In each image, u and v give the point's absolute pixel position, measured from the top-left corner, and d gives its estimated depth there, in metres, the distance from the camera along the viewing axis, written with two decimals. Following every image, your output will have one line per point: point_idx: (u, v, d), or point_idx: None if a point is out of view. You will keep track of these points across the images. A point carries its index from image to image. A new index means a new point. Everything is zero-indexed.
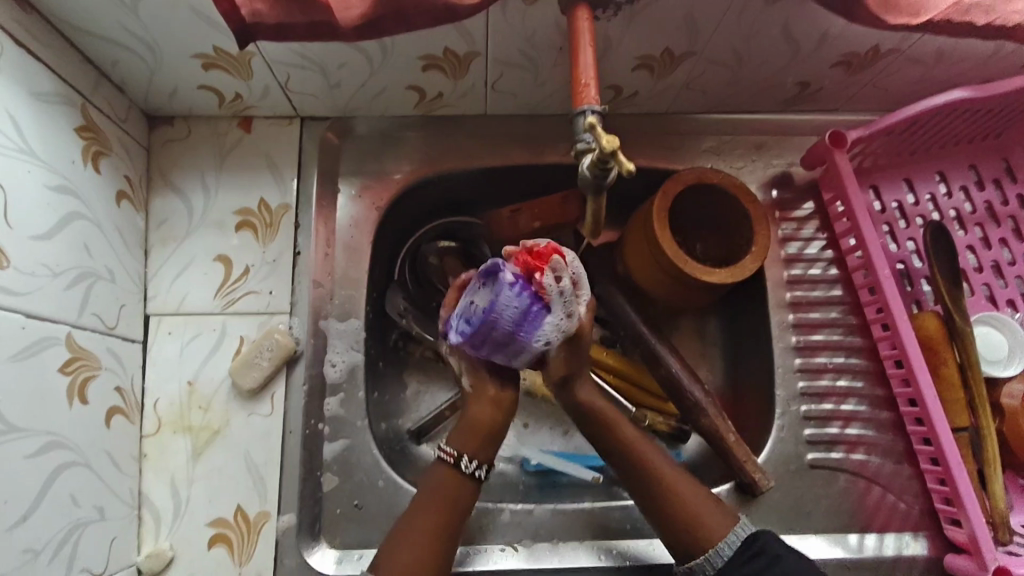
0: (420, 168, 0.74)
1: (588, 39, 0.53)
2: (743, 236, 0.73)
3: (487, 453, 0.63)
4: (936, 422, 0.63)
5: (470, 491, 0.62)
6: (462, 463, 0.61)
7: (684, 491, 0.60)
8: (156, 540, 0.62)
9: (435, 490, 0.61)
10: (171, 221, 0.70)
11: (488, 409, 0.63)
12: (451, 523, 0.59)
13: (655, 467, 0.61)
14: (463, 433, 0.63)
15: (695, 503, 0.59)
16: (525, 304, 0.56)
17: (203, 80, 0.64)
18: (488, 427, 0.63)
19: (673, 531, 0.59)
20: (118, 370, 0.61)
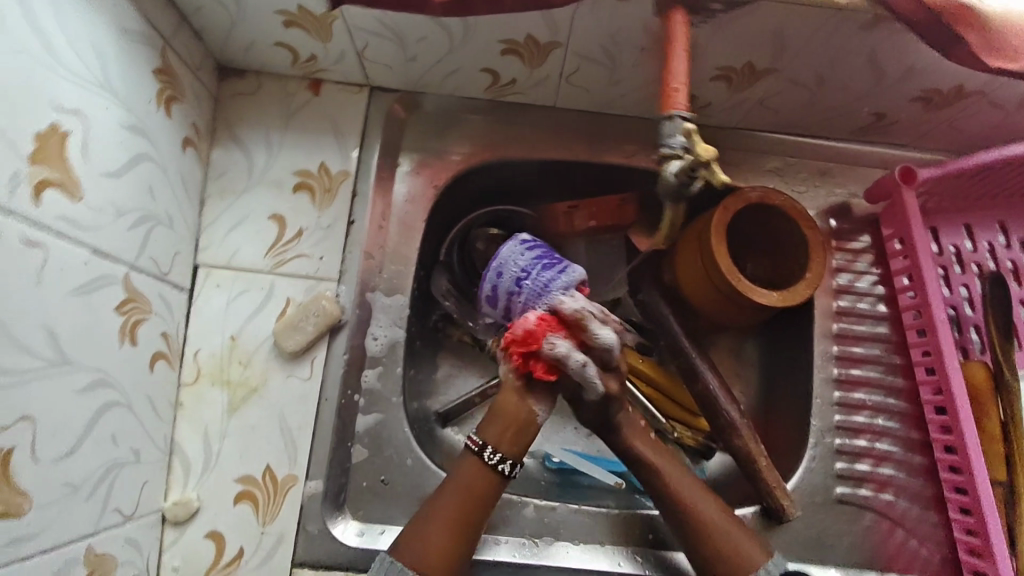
0: (482, 152, 0.74)
1: (683, 45, 0.52)
2: (797, 261, 0.72)
3: (514, 448, 0.59)
4: (977, 472, 0.62)
5: (497, 486, 0.59)
6: (486, 452, 0.59)
7: (719, 520, 0.60)
8: (183, 490, 0.62)
9: (464, 480, 0.59)
10: (230, 175, 0.69)
11: (520, 402, 0.59)
12: (476, 516, 0.58)
13: (688, 496, 0.61)
14: (493, 426, 0.59)
15: (731, 534, 0.59)
16: (530, 258, 0.67)
17: (281, 36, 0.63)
18: (520, 421, 0.59)
19: (706, 561, 0.59)
20: (166, 317, 0.60)
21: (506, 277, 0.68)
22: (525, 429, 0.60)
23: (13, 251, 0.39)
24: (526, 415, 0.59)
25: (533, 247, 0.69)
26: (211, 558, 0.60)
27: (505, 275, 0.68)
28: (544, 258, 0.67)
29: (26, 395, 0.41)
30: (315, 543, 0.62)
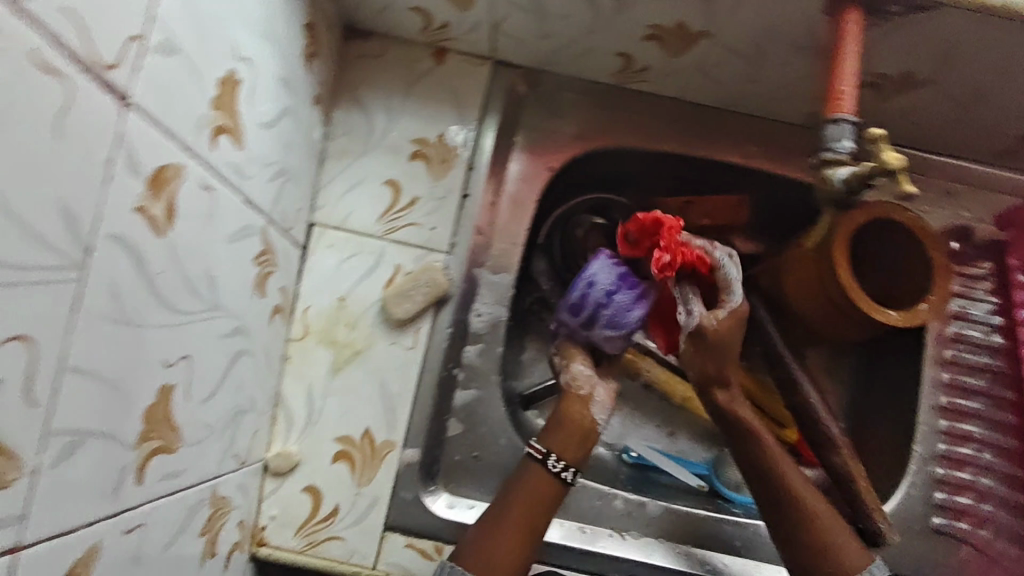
0: (601, 138, 0.72)
1: (855, 43, 0.49)
2: (915, 280, 0.69)
3: (575, 456, 0.63)
4: None
5: (559, 492, 0.61)
6: (549, 461, 0.61)
7: (825, 516, 0.56)
8: (285, 442, 0.63)
9: (527, 486, 0.60)
10: (351, 137, 0.69)
11: (585, 410, 0.64)
12: (541, 521, 0.59)
13: (796, 488, 0.58)
14: (559, 433, 0.63)
15: (838, 532, 0.56)
16: (622, 272, 0.67)
17: (420, 2, 0.62)
18: (584, 431, 0.63)
19: (805, 557, 0.56)
20: (287, 272, 0.61)
21: (596, 290, 0.66)
22: (585, 440, 0.64)
23: (190, 192, 0.39)
24: (589, 425, 0.64)
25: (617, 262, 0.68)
26: (308, 511, 0.62)
27: (596, 288, 0.66)
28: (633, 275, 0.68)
29: (189, 337, 0.41)
30: (408, 509, 0.63)
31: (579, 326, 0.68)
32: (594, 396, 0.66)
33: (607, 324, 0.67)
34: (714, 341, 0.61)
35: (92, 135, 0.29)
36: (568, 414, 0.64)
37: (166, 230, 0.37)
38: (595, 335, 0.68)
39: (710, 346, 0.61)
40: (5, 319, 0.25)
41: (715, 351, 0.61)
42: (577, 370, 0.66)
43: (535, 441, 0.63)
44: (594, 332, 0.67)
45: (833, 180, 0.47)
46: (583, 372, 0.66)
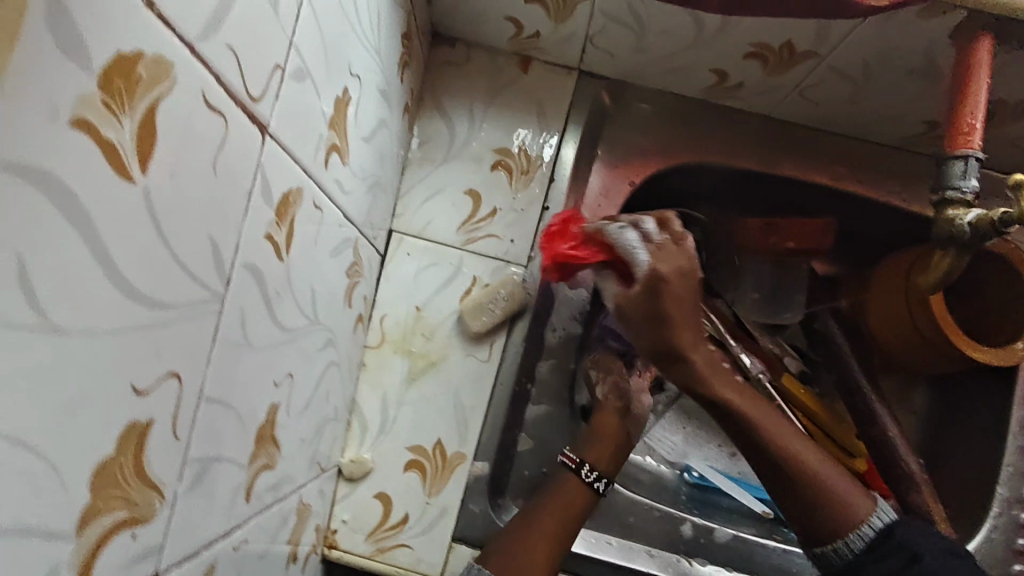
0: (684, 153, 0.70)
1: (986, 73, 0.48)
2: (1008, 316, 0.66)
3: (609, 467, 0.63)
4: None
5: (590, 502, 0.60)
6: (583, 470, 0.61)
7: (821, 468, 0.53)
8: (358, 448, 0.63)
9: (562, 494, 0.59)
10: (433, 145, 0.68)
11: (616, 424, 0.64)
12: (573, 525, 0.58)
13: (783, 440, 0.54)
14: (594, 444, 0.63)
15: (835, 485, 0.53)
16: None
17: (516, 11, 0.61)
18: (618, 443, 0.64)
19: (806, 514, 0.53)
20: (369, 281, 0.61)
21: None
22: (618, 454, 0.64)
23: (305, 214, 0.39)
24: (623, 438, 0.64)
25: None
26: (378, 517, 0.62)
27: None
28: None
29: (293, 354, 0.42)
30: (476, 522, 0.63)
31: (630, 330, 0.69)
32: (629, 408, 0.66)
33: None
34: (644, 319, 0.55)
35: (236, 165, 0.28)
36: (602, 427, 0.64)
37: (285, 255, 0.37)
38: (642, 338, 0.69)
39: (644, 321, 0.55)
40: (162, 360, 0.26)
41: (655, 328, 0.55)
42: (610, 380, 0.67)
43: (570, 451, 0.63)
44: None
45: (961, 224, 0.45)
46: (616, 388, 0.67)
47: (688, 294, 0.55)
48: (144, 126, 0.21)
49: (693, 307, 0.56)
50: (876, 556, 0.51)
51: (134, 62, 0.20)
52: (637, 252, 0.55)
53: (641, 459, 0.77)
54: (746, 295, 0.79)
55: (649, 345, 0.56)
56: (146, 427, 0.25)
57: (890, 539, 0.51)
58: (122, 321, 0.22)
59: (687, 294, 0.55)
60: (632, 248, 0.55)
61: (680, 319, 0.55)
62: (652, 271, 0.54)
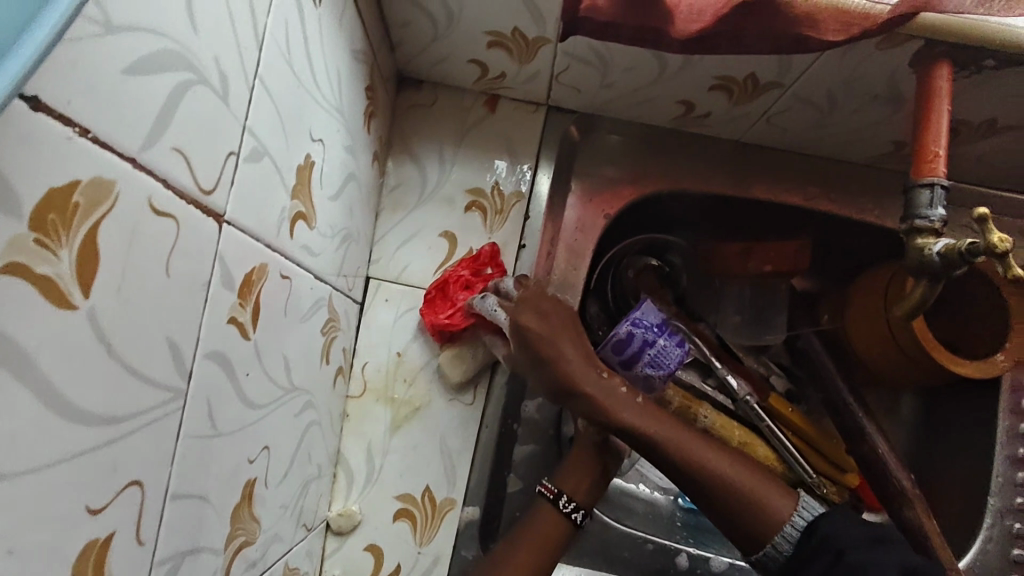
0: (655, 182, 0.71)
1: (947, 101, 0.48)
2: (987, 328, 0.66)
3: (585, 498, 0.62)
4: None
5: (569, 534, 0.60)
6: (560, 501, 0.60)
7: (737, 473, 0.55)
8: (345, 501, 0.62)
9: (540, 529, 0.59)
10: (405, 190, 0.69)
11: (592, 455, 0.63)
12: (551, 559, 0.58)
13: (691, 451, 0.56)
14: (570, 474, 0.63)
15: (752, 488, 0.54)
16: (658, 330, 0.69)
17: (479, 55, 0.62)
18: (593, 475, 0.63)
19: (735, 520, 0.54)
20: (347, 332, 0.61)
21: (635, 342, 0.68)
22: (597, 483, 0.63)
23: (272, 286, 0.39)
24: (598, 469, 0.63)
25: (659, 317, 0.70)
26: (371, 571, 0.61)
27: (638, 336, 0.68)
28: (666, 328, 0.69)
29: (268, 426, 0.41)
30: (470, 568, 0.62)
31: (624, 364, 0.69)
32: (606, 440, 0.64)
33: (650, 363, 0.68)
34: (530, 361, 0.60)
35: (194, 262, 0.28)
36: (578, 459, 0.63)
37: (251, 333, 0.36)
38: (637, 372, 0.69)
39: (528, 367, 0.61)
40: (120, 473, 0.25)
41: (543, 370, 0.60)
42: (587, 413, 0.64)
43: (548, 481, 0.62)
44: (634, 371, 0.69)
45: (932, 253, 0.45)
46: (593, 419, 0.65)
47: (564, 327, 0.61)
48: (84, 249, 0.21)
49: (568, 342, 0.60)
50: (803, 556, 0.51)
51: (69, 191, 0.21)
52: (500, 318, 0.59)
53: (635, 487, 0.76)
54: (727, 317, 0.80)
55: (545, 387, 0.61)
56: (105, 542, 0.25)
57: (815, 535, 0.51)
58: (72, 447, 0.22)
59: (556, 330, 0.60)
60: (496, 313, 0.60)
61: (560, 357, 0.59)
62: (516, 325, 0.59)
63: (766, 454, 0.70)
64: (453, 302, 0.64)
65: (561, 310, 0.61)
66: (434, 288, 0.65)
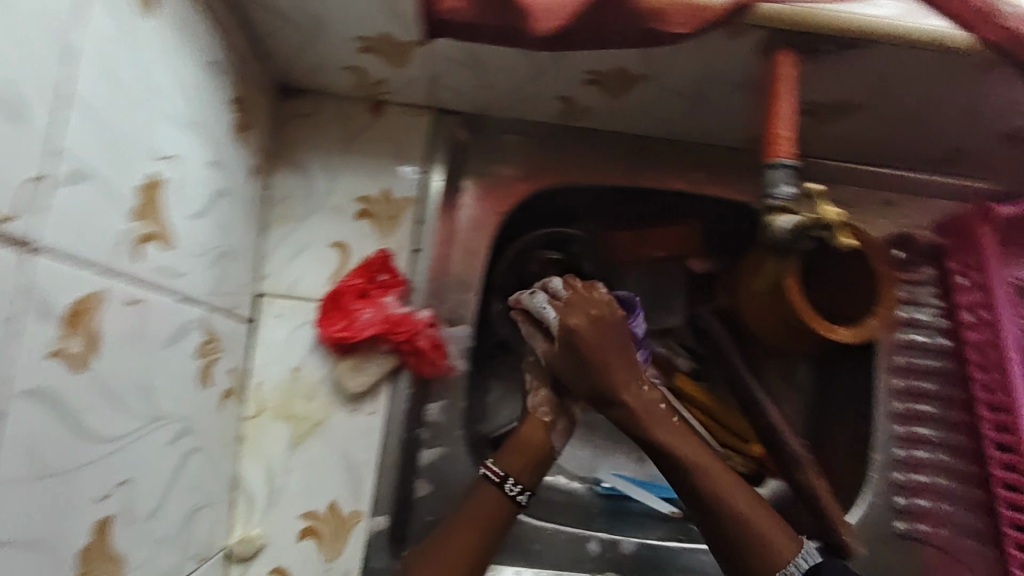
0: (544, 177, 0.71)
1: (791, 89, 0.50)
2: (863, 292, 0.70)
3: (532, 479, 0.63)
4: None
5: (513, 514, 0.61)
6: (506, 485, 0.61)
7: (751, 509, 0.56)
8: (246, 525, 0.61)
9: (477, 509, 0.60)
10: (293, 201, 0.66)
11: (541, 435, 0.65)
12: (485, 543, 0.58)
13: (718, 485, 0.57)
14: (516, 453, 0.63)
15: (765, 526, 0.55)
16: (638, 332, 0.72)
17: (354, 61, 0.60)
18: (539, 455, 0.64)
19: (736, 555, 0.55)
20: (235, 351, 0.59)
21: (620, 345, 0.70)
22: (541, 463, 0.64)
23: (118, 313, 0.37)
24: (545, 448, 0.65)
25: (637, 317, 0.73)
26: None
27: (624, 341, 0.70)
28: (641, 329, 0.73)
29: (128, 459, 0.39)
30: None
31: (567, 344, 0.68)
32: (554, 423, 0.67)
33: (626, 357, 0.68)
34: (570, 362, 0.63)
35: None
36: (526, 437, 0.65)
37: (89, 363, 0.34)
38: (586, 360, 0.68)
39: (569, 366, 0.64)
40: None
41: (583, 372, 0.62)
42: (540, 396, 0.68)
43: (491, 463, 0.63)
44: None
45: (778, 228, 0.48)
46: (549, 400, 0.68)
47: (612, 336, 0.63)
48: None
49: (614, 346, 0.63)
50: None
51: None
52: (550, 316, 0.66)
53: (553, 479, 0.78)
54: None
55: (584, 390, 0.63)
56: None
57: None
58: None
59: (607, 340, 0.63)
60: (545, 311, 0.66)
61: (601, 364, 0.62)
62: (564, 325, 0.63)
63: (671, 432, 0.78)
64: (350, 312, 0.63)
65: (616, 319, 0.64)
66: (327, 299, 0.64)
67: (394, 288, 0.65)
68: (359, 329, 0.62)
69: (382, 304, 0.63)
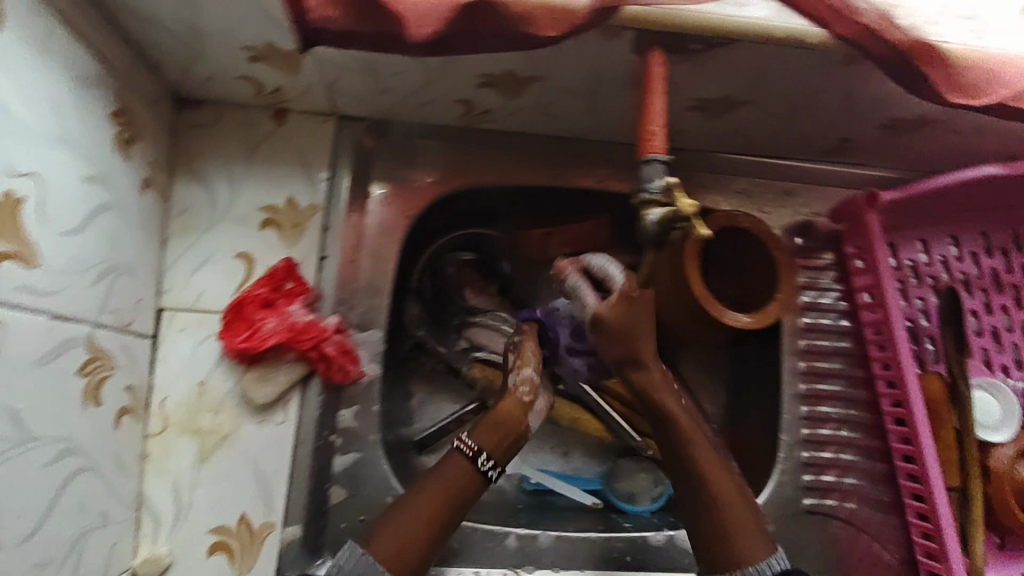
0: (452, 179, 0.72)
1: (661, 86, 0.52)
2: (767, 280, 0.73)
3: (502, 456, 0.63)
4: (928, 460, 0.66)
5: (480, 488, 0.62)
6: (480, 459, 0.61)
7: (737, 508, 0.58)
8: (153, 545, 0.61)
9: (449, 474, 0.61)
10: (193, 213, 0.65)
11: (521, 414, 0.65)
12: (449, 516, 0.59)
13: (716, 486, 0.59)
14: (490, 430, 0.63)
15: (742, 524, 0.58)
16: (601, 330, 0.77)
17: (246, 71, 0.59)
18: (514, 431, 0.64)
19: (709, 535, 0.58)
20: (132, 368, 0.58)
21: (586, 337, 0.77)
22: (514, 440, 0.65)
23: None
24: (523, 427, 0.65)
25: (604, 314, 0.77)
26: None
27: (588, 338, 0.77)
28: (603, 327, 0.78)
29: None
30: None
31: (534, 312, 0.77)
32: (534, 404, 0.67)
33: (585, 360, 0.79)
34: (614, 330, 0.60)
35: None
36: (503, 413, 0.65)
37: None
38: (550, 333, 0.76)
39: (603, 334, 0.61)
40: None
41: (619, 341, 0.61)
42: (524, 374, 0.67)
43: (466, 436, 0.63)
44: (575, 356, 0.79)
45: (648, 221, 0.48)
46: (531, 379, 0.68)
47: (644, 309, 0.61)
48: None
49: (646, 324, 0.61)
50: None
51: None
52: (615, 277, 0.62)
53: None
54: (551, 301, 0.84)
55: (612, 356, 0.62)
56: None
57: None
58: None
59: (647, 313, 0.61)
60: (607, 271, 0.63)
61: (635, 342, 0.61)
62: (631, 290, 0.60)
63: (592, 425, 0.82)
64: (252, 322, 0.62)
65: (649, 297, 0.61)
66: (230, 310, 0.63)
67: (300, 296, 0.65)
68: (262, 338, 0.61)
69: (286, 312, 0.63)
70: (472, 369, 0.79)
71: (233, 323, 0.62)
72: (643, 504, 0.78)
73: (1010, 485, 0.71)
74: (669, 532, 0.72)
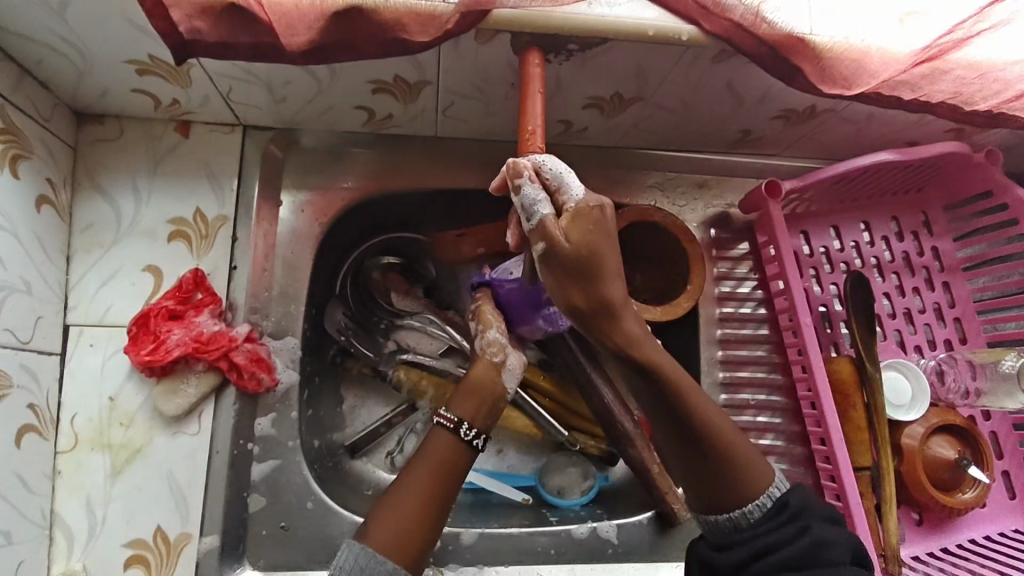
0: (366, 184, 0.73)
1: (538, 86, 0.53)
2: (680, 272, 0.75)
3: (484, 422, 0.65)
4: (835, 441, 0.68)
5: (467, 458, 0.62)
6: (461, 429, 0.62)
7: (735, 443, 0.53)
8: (68, 561, 0.60)
9: (433, 454, 0.61)
10: (98, 228, 0.66)
11: (494, 377, 0.66)
12: (439, 499, 0.59)
13: (710, 417, 0.53)
14: (467, 399, 0.65)
15: (743, 460, 0.53)
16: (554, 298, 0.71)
17: (138, 84, 0.61)
18: (491, 395, 0.66)
19: (712, 482, 0.53)
20: (33, 386, 0.58)
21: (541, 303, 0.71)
22: (494, 405, 0.66)
23: None
24: (498, 389, 0.66)
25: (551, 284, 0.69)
26: None
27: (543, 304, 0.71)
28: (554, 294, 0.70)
29: None
30: None
31: (484, 276, 0.73)
32: (506, 363, 0.67)
33: (544, 320, 0.73)
34: (572, 267, 0.50)
35: None
36: (477, 380, 0.66)
37: None
38: (500, 296, 0.72)
39: (555, 274, 0.51)
40: None
41: (573, 280, 0.50)
42: (490, 335, 0.68)
43: (444, 410, 0.64)
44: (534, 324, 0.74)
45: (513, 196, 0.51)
46: (497, 338, 0.68)
47: (606, 230, 0.51)
48: None
49: (612, 248, 0.51)
50: (768, 528, 0.51)
51: None
52: (566, 183, 0.50)
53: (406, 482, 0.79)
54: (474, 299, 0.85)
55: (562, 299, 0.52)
56: None
57: (786, 510, 0.51)
58: None
59: (609, 241, 0.51)
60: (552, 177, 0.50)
61: (596, 274, 0.50)
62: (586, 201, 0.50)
63: (523, 424, 0.82)
64: (158, 335, 0.62)
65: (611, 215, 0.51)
66: (136, 323, 0.63)
67: (208, 307, 0.65)
68: (166, 350, 0.61)
69: (194, 323, 0.63)
70: (397, 371, 0.80)
71: (147, 337, 0.62)
72: (573, 497, 0.79)
73: (921, 461, 0.72)
74: (593, 523, 0.74)
